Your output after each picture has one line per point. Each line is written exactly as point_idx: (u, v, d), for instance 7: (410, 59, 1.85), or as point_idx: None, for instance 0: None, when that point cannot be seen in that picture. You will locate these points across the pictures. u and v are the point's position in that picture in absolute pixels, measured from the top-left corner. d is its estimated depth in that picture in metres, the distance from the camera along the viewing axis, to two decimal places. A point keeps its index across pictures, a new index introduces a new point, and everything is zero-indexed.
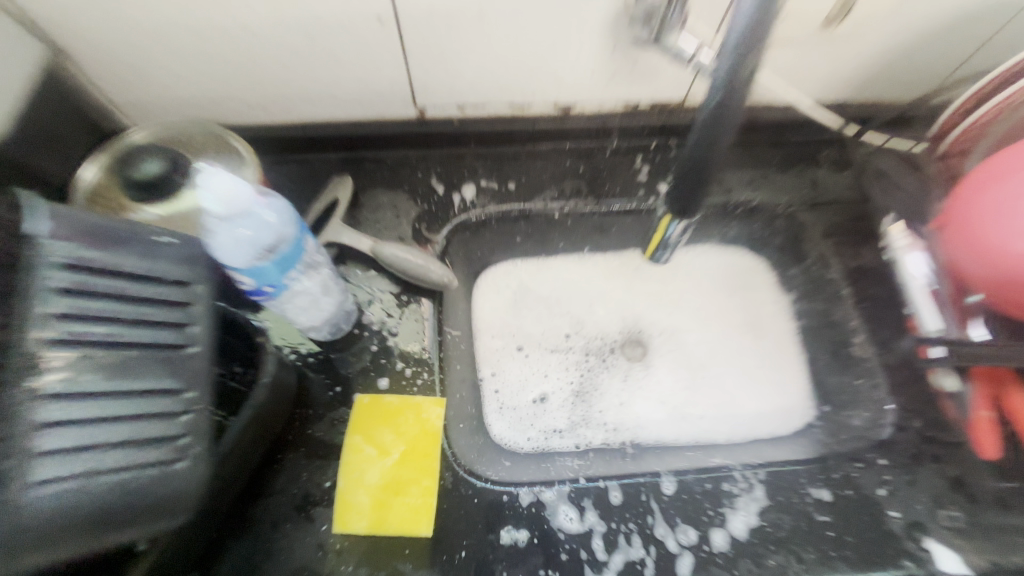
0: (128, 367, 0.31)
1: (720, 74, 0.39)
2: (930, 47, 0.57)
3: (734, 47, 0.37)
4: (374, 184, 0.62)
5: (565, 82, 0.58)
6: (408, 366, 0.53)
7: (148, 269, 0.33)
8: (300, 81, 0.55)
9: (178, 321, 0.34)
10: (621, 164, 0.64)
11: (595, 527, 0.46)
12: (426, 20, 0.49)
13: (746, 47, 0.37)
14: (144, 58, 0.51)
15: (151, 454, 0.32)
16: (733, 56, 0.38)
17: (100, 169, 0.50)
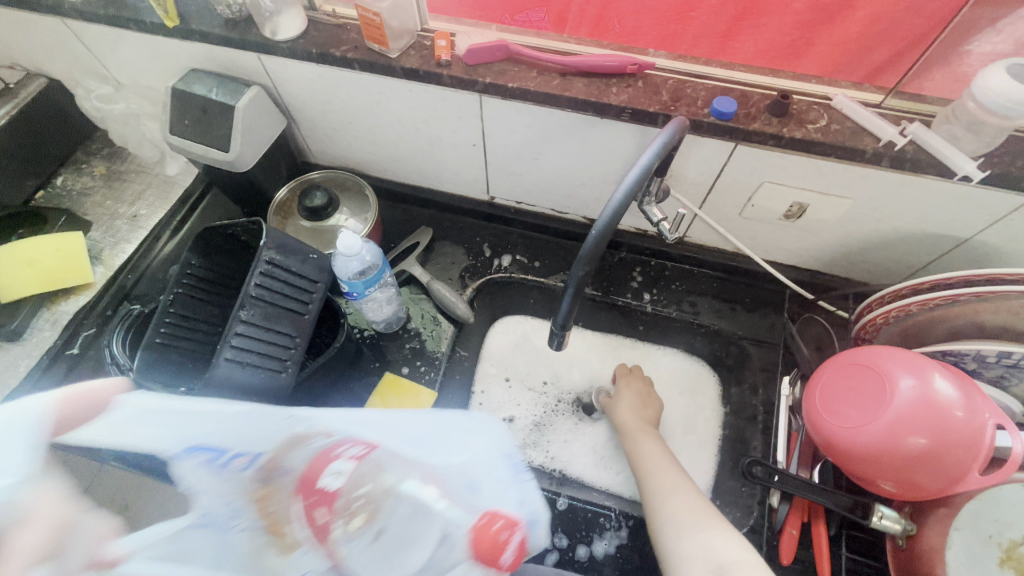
0: (272, 313, 0.58)
1: (603, 223, 0.49)
2: (883, 249, 0.72)
3: (616, 206, 0.48)
4: (446, 237, 0.90)
5: (593, 205, 0.82)
6: (424, 365, 0.78)
7: (296, 268, 0.61)
8: (421, 163, 0.85)
9: (302, 298, 0.61)
10: (622, 270, 0.85)
11: None
12: (503, 148, 0.76)
13: (622, 206, 0.48)
14: (337, 133, 0.83)
15: (272, 362, 0.57)
16: (614, 210, 0.48)
17: (288, 191, 0.82)
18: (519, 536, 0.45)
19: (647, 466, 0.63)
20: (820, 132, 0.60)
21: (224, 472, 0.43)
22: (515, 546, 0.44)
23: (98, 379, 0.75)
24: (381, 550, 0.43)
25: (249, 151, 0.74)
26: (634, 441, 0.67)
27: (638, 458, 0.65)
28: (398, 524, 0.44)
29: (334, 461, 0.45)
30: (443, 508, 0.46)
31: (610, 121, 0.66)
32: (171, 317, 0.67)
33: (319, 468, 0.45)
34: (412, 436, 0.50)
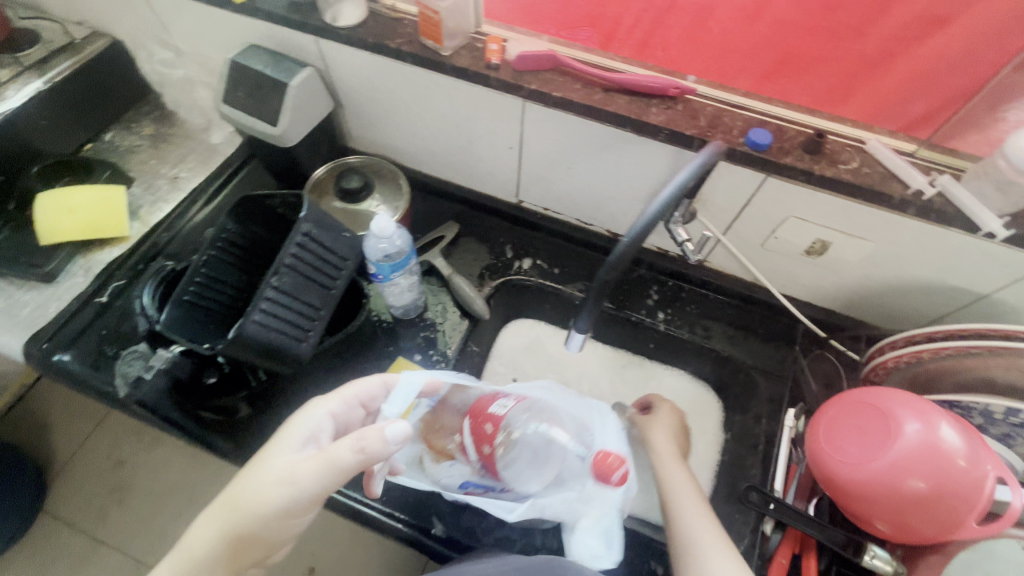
0: (301, 284, 0.60)
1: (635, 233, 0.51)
2: (900, 297, 0.73)
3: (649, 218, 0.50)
4: (471, 234, 0.92)
5: (618, 220, 0.84)
6: (435, 354, 0.79)
7: (330, 244, 0.63)
8: (456, 160, 0.87)
9: (331, 274, 0.64)
10: (640, 287, 0.86)
11: None
12: (539, 155, 0.79)
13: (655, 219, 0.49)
14: (379, 122, 0.86)
15: (297, 331, 0.60)
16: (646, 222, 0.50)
17: (326, 170, 0.84)
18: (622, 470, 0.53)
19: (677, 497, 0.61)
20: (851, 174, 0.61)
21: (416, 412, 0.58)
22: (620, 472, 0.54)
23: (123, 328, 0.78)
24: (524, 469, 0.56)
25: (295, 128, 0.76)
26: (664, 467, 0.64)
27: (667, 485, 0.63)
28: (531, 454, 0.57)
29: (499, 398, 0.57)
30: (573, 451, 0.57)
31: (647, 140, 0.68)
32: (202, 277, 0.70)
33: (490, 400, 0.58)
34: (563, 397, 0.61)
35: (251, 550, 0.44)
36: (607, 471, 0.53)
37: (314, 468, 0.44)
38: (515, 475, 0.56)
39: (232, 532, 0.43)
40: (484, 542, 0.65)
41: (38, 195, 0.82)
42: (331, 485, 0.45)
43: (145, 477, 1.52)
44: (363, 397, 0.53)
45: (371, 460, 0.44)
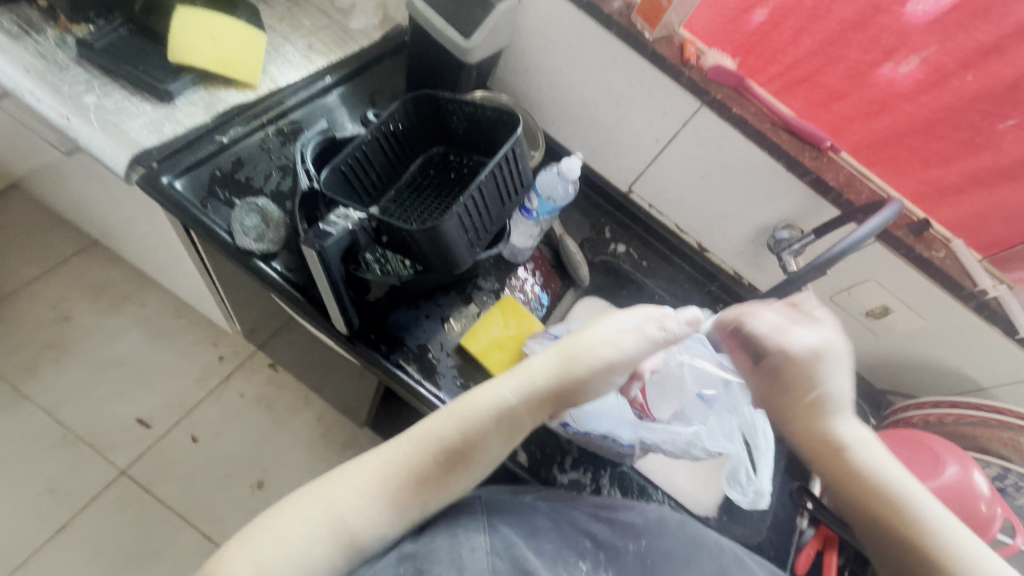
0: (493, 195, 0.62)
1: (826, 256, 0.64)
2: (917, 372, 0.89)
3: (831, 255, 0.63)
4: (577, 205, 0.97)
5: (715, 237, 0.93)
6: (530, 303, 0.82)
7: (521, 167, 0.66)
8: (593, 135, 0.92)
9: (511, 197, 0.66)
10: (711, 301, 0.96)
11: (573, 449, 0.71)
12: (679, 158, 0.86)
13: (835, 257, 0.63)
14: (538, 73, 0.89)
15: (472, 237, 0.62)
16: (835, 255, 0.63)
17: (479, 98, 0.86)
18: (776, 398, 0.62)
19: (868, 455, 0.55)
20: (940, 261, 0.75)
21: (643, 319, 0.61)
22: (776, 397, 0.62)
23: (238, 175, 0.74)
24: (663, 395, 0.68)
25: (480, 48, 0.78)
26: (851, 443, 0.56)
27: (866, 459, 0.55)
28: (667, 382, 0.69)
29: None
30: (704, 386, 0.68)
31: (790, 177, 0.78)
32: (362, 154, 0.69)
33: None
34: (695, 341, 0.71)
35: (571, 392, 0.53)
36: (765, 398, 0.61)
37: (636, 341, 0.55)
38: (655, 399, 0.68)
39: (566, 372, 0.53)
40: (558, 480, 0.69)
41: (179, 7, 0.75)
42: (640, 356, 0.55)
43: (95, 341, 1.37)
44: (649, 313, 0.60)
45: (674, 338, 0.56)
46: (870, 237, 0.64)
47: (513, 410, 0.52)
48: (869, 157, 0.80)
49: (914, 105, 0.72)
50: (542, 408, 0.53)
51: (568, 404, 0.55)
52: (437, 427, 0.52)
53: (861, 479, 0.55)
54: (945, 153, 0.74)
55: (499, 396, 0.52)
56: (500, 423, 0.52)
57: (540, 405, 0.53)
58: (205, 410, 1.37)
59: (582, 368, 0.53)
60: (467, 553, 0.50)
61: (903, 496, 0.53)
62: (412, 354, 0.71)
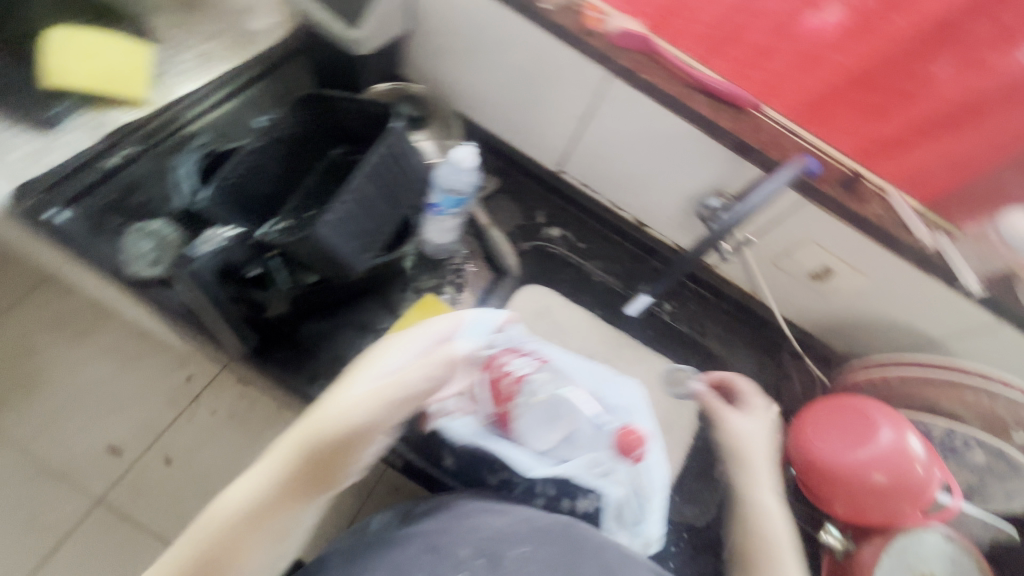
0: (374, 193, 0.59)
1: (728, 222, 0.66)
2: (870, 331, 0.85)
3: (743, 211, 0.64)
4: (507, 192, 0.93)
5: (651, 211, 0.89)
6: (455, 298, 0.82)
7: (405, 161, 0.62)
8: (514, 115, 0.88)
9: (399, 195, 0.63)
10: (654, 277, 0.93)
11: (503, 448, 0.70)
12: (601, 132, 0.81)
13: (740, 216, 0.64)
14: (446, 57, 0.84)
15: (361, 242, 0.59)
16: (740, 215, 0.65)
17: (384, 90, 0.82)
18: (638, 454, 0.62)
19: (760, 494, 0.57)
20: (875, 216, 0.71)
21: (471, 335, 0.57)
22: (638, 451, 0.62)
23: None
24: (537, 429, 0.65)
25: (372, 39, 0.73)
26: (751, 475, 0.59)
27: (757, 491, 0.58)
28: (545, 413, 0.65)
29: (515, 357, 0.65)
30: (586, 417, 0.65)
31: (712, 142, 0.73)
32: (248, 163, 0.66)
33: (511, 361, 0.64)
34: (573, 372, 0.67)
35: (333, 462, 0.45)
36: (628, 449, 0.62)
37: (389, 392, 0.47)
38: (529, 432, 0.66)
39: (311, 434, 0.45)
40: (487, 482, 0.68)
41: (46, 30, 0.72)
42: (416, 384, 0.48)
43: (58, 374, 1.36)
44: (438, 334, 0.53)
45: (447, 360, 0.51)
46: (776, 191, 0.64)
47: (263, 503, 0.44)
48: (806, 115, 0.74)
49: (847, 55, 0.66)
50: (302, 493, 0.45)
51: (343, 471, 0.46)
52: (174, 558, 0.42)
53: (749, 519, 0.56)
54: (877, 105, 0.69)
55: (245, 490, 0.45)
56: (251, 523, 0.44)
57: (297, 491, 0.45)
58: (175, 433, 1.36)
59: (329, 432, 0.44)
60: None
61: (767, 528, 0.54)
62: (326, 364, 0.70)
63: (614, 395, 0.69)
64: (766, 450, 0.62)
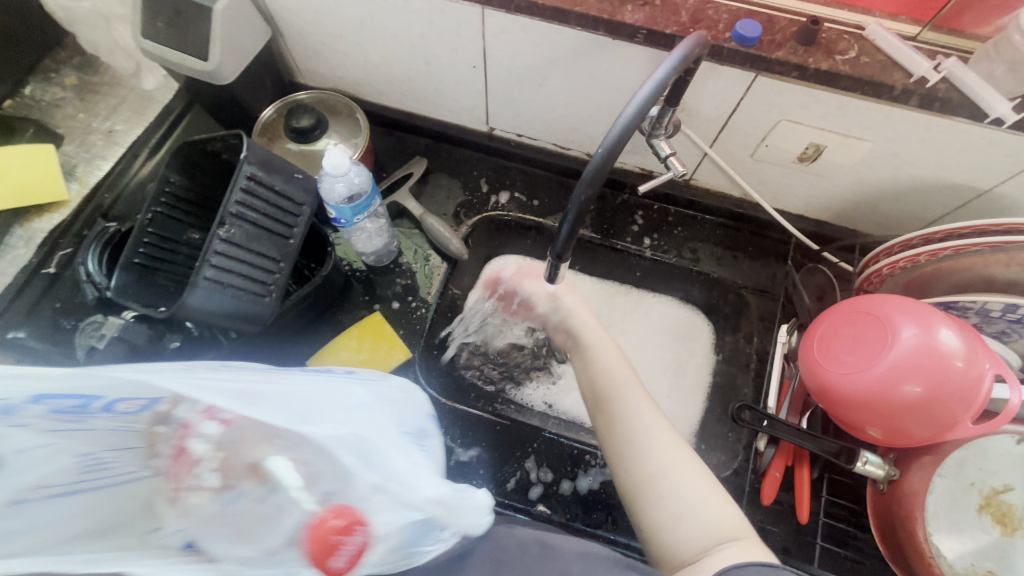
0: (255, 233, 0.55)
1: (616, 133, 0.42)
2: (899, 201, 0.69)
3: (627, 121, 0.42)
4: (441, 169, 0.85)
5: (598, 142, 0.78)
6: (409, 301, 0.75)
7: (276, 186, 0.57)
8: (418, 88, 0.79)
9: (286, 223, 0.59)
10: (624, 212, 0.82)
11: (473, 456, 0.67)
12: (506, 75, 0.71)
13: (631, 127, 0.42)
14: (326, 52, 0.77)
15: (254, 287, 0.56)
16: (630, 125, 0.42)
17: (274, 110, 0.77)
18: (358, 540, 0.38)
19: (629, 425, 0.52)
20: (848, 64, 0.55)
21: (26, 427, 0.35)
22: (352, 550, 0.37)
23: (78, 298, 0.73)
24: (220, 527, 0.38)
25: (229, 63, 0.68)
26: (616, 397, 0.54)
27: (622, 415, 0.53)
28: (252, 516, 0.38)
29: (205, 423, 0.41)
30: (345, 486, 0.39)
31: (622, 44, 0.61)
32: (149, 237, 0.64)
33: (185, 438, 0.41)
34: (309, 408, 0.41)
35: None
36: (328, 554, 0.36)
37: None
38: (208, 533, 0.38)
39: None
40: (505, 487, 0.65)
41: None
42: None
43: None
44: None
45: None
46: (659, 98, 0.42)
47: None
48: None
49: None
50: None
51: None
52: None
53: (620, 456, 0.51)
54: None
55: None
56: None
57: None
58: None
59: None
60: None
61: (636, 475, 0.50)
62: None
63: (336, 417, 0.40)
64: (613, 355, 0.58)
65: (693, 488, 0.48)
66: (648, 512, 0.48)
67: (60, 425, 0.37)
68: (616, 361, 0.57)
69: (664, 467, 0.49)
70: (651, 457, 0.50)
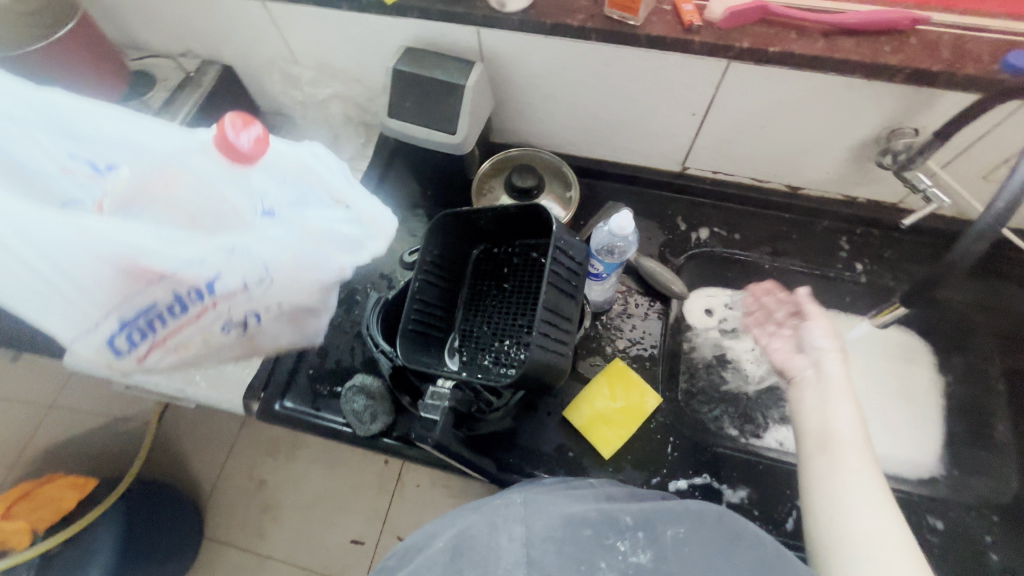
0: (555, 297, 0.59)
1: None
2: None
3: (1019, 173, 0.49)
4: (636, 211, 0.87)
5: (804, 173, 0.79)
6: (639, 344, 0.77)
7: (567, 254, 0.61)
8: (619, 137, 0.82)
9: (573, 285, 0.62)
10: (827, 237, 0.83)
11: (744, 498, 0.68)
12: (727, 120, 0.73)
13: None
14: (534, 111, 0.81)
15: (557, 348, 0.59)
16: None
17: (487, 166, 0.81)
18: (252, 134, 0.47)
19: (842, 490, 0.47)
20: None
21: (102, 185, 0.48)
22: (250, 137, 0.46)
23: (329, 366, 0.78)
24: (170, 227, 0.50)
25: (470, 133, 0.72)
26: (837, 458, 0.49)
27: (836, 481, 0.48)
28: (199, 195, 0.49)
29: (240, 132, 0.46)
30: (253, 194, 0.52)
31: (876, 85, 0.62)
32: (420, 303, 0.68)
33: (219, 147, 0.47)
34: (163, 221, 0.49)
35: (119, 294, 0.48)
36: (231, 142, 0.45)
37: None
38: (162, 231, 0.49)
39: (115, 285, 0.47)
40: (784, 527, 0.66)
41: None
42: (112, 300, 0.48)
43: None
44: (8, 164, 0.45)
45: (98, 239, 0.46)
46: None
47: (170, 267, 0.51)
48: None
49: None
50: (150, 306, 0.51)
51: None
52: None
53: (823, 519, 0.47)
54: None
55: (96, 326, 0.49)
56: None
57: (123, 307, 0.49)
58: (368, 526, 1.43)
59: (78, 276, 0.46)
60: (503, 543, 0.45)
61: (833, 539, 0.46)
62: (555, 459, 0.70)
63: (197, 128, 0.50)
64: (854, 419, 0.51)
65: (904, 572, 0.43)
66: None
67: (85, 175, 0.48)
68: (856, 418, 0.51)
69: (874, 539, 0.44)
70: (863, 525, 0.45)
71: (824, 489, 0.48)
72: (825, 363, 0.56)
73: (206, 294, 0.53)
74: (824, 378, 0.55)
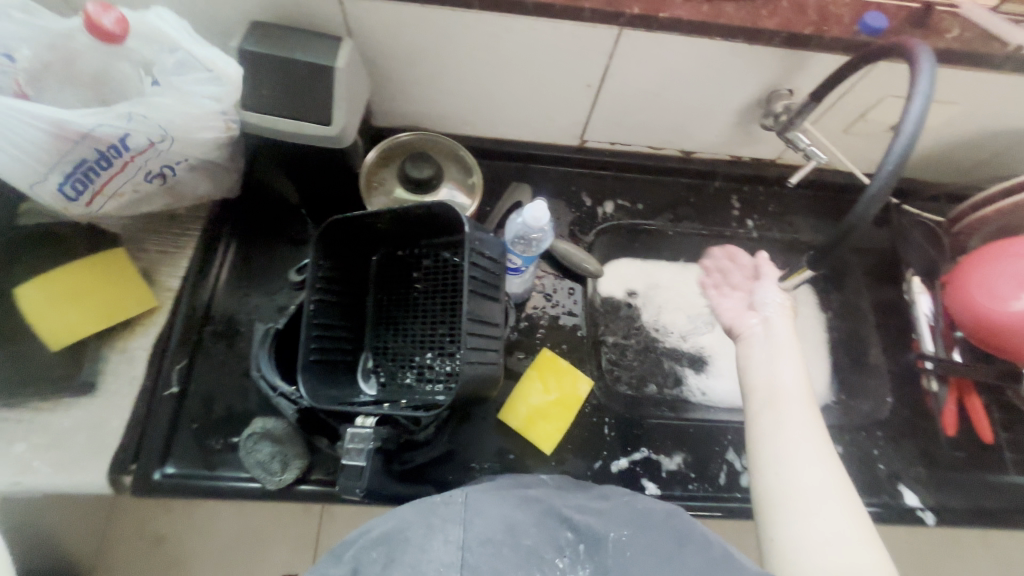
0: (477, 302, 0.54)
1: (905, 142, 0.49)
2: (966, 147, 0.80)
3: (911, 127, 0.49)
4: (541, 191, 0.84)
5: (695, 137, 0.81)
6: (563, 329, 0.75)
7: (483, 253, 0.56)
8: (514, 113, 0.77)
9: (493, 285, 0.58)
10: (720, 198, 0.86)
11: (681, 463, 0.70)
12: (622, 89, 0.71)
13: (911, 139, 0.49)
14: (419, 90, 0.72)
15: (485, 355, 0.56)
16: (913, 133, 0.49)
17: (373, 158, 0.71)
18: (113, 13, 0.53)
19: (779, 442, 0.50)
20: (959, 42, 0.61)
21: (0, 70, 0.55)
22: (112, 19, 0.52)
23: (219, 413, 0.66)
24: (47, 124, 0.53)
25: (349, 122, 0.61)
26: (776, 407, 0.53)
27: (775, 429, 0.51)
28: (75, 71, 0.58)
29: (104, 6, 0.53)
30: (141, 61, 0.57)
31: (758, 49, 0.63)
32: (320, 327, 0.59)
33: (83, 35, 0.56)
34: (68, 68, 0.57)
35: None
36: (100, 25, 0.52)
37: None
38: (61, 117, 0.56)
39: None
40: (717, 481, 0.70)
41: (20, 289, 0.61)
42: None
43: None
44: None
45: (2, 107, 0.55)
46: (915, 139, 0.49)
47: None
48: None
49: None
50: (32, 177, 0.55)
51: None
52: None
53: (764, 468, 0.50)
54: None
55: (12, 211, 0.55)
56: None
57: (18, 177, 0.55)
58: None
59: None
60: (435, 546, 0.39)
61: (774, 489, 0.48)
62: (497, 466, 0.67)
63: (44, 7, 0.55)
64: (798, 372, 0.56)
65: (844, 523, 0.45)
66: (778, 531, 0.46)
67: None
68: (798, 372, 0.56)
69: (814, 491, 0.46)
70: (801, 477, 0.48)
71: (765, 440, 0.51)
72: (775, 318, 0.63)
73: (123, 150, 0.57)
74: (771, 335, 0.61)
